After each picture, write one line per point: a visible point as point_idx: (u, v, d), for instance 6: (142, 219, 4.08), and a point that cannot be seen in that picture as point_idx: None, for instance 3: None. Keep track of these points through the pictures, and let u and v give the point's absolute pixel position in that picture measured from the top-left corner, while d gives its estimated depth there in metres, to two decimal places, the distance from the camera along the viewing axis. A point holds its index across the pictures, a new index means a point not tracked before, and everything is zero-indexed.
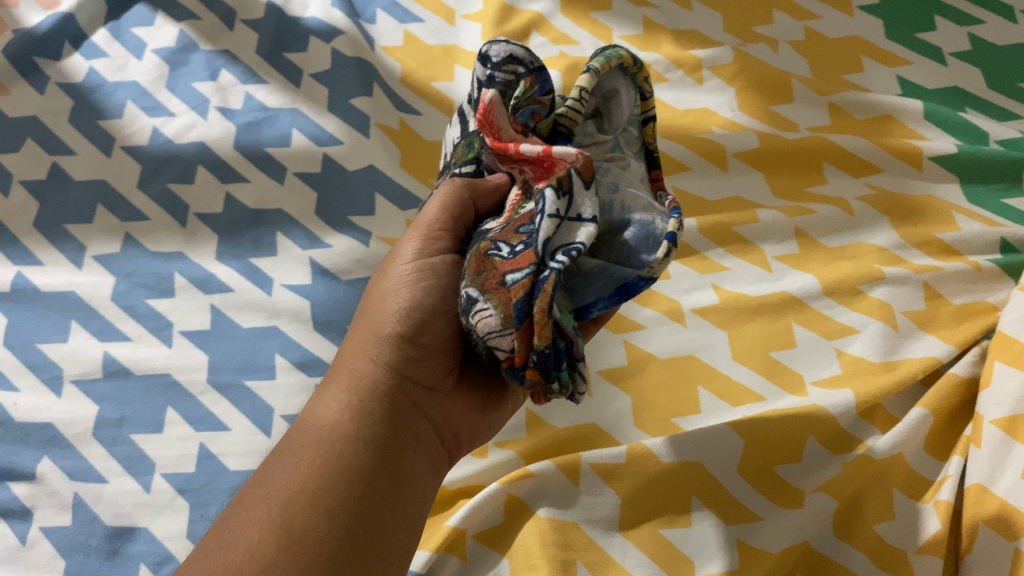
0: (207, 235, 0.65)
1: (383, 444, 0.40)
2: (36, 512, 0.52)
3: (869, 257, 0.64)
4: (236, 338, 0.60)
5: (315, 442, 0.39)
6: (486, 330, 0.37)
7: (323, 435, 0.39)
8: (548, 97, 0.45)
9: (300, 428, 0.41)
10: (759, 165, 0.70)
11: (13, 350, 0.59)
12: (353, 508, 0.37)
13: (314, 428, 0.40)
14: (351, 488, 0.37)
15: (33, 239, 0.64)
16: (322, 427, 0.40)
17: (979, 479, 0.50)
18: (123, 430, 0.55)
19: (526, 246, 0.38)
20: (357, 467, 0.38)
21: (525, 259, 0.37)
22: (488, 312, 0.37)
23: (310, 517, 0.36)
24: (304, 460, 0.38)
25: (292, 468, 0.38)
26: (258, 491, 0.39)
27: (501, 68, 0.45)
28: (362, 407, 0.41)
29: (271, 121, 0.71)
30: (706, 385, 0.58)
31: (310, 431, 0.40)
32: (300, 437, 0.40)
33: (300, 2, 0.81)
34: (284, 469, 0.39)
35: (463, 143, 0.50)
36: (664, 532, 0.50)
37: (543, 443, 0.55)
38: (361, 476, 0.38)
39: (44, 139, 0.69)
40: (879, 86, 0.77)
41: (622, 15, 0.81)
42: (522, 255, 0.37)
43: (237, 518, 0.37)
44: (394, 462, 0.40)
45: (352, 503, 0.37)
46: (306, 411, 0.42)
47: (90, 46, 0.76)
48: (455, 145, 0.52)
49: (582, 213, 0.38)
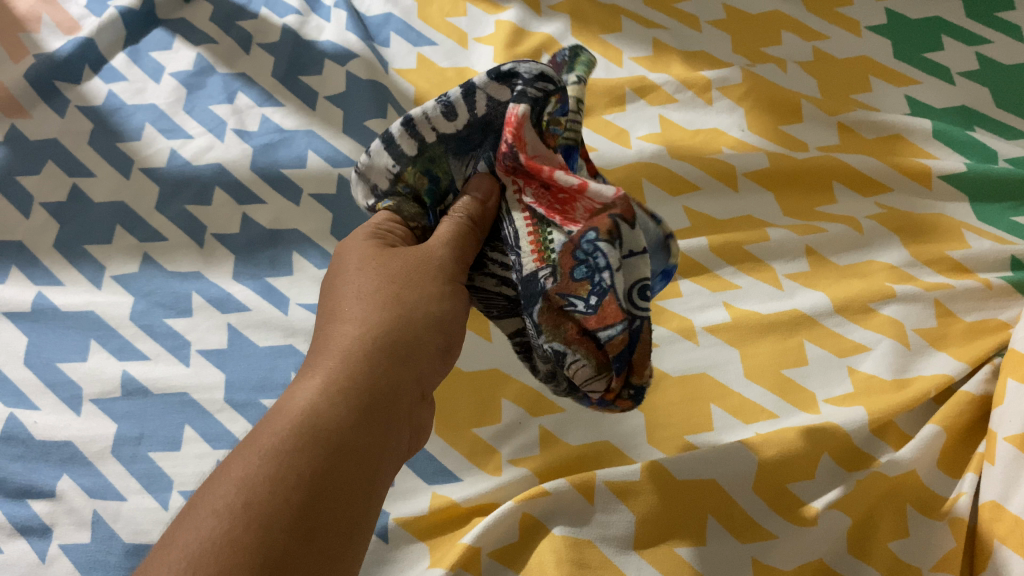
0: (224, 255, 0.66)
1: (372, 449, 0.34)
2: (55, 529, 0.52)
3: (879, 275, 0.64)
4: (253, 357, 0.61)
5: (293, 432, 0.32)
6: (582, 378, 0.41)
7: (319, 420, 0.33)
8: (566, 117, 0.42)
9: (286, 409, 0.34)
10: (769, 185, 0.71)
11: (33, 368, 0.59)
12: (329, 520, 0.31)
13: (290, 407, 0.34)
14: (333, 497, 0.31)
15: (53, 259, 0.65)
16: (300, 412, 0.33)
17: (993, 496, 0.50)
18: (142, 447, 0.56)
19: (598, 296, 0.38)
20: (337, 473, 0.32)
21: (610, 313, 0.38)
22: (581, 364, 0.40)
23: (277, 531, 0.29)
24: (275, 456, 0.31)
25: (263, 463, 0.31)
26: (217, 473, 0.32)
27: (532, 84, 0.41)
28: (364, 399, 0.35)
29: (288, 143, 0.72)
30: (718, 403, 0.58)
31: (284, 410, 0.34)
32: (267, 423, 0.33)
33: (315, 26, 0.82)
34: (250, 449, 0.32)
35: (416, 170, 0.45)
36: (680, 552, 0.50)
37: (558, 460, 0.55)
38: (345, 486, 0.32)
39: (65, 161, 0.70)
40: (887, 106, 0.77)
41: (632, 37, 0.82)
42: (605, 310, 0.38)
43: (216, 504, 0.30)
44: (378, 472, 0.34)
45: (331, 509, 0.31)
46: (293, 392, 0.35)
47: (110, 70, 0.77)
48: (387, 171, 0.45)
49: (636, 247, 0.39)
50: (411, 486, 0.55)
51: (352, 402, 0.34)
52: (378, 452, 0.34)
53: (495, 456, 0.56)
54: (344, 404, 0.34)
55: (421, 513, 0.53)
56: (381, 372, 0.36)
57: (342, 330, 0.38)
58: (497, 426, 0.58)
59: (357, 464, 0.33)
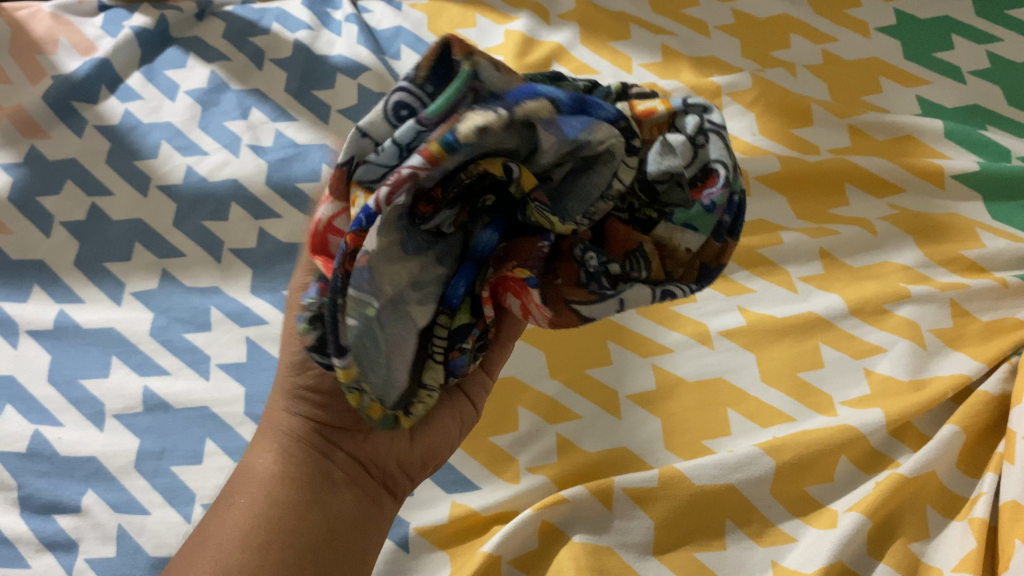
0: (242, 270, 0.67)
1: (305, 481, 0.41)
2: (81, 544, 0.53)
3: (893, 276, 0.64)
4: (272, 370, 0.61)
5: (241, 489, 0.41)
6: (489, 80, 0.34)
7: (253, 484, 0.41)
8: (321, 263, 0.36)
9: (238, 477, 0.43)
10: (781, 188, 0.71)
11: (57, 386, 0.60)
12: (280, 543, 0.39)
13: (241, 477, 0.42)
14: (279, 525, 0.39)
15: (74, 277, 0.66)
16: (247, 479, 0.42)
17: (1014, 496, 0.50)
18: (164, 461, 0.57)
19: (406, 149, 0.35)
20: (273, 514, 0.40)
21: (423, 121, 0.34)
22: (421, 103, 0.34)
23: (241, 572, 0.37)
24: (232, 513, 0.40)
25: (226, 516, 0.40)
26: (199, 532, 0.41)
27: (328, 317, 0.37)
28: (285, 452, 0.42)
29: (302, 157, 0.73)
30: (735, 407, 0.58)
31: (239, 478, 0.42)
32: (231, 486, 0.42)
33: (327, 40, 0.83)
34: (217, 513, 0.41)
35: None
36: (699, 556, 0.51)
37: (576, 467, 0.56)
38: (285, 515, 0.40)
39: (83, 180, 0.71)
40: (897, 107, 0.77)
41: (641, 43, 0.83)
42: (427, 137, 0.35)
43: (195, 547, 0.40)
44: (318, 497, 0.41)
45: (274, 540, 0.39)
46: (246, 461, 0.43)
47: (126, 89, 0.78)
48: None
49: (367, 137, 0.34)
50: (431, 495, 0.55)
51: (281, 454, 0.42)
52: (313, 483, 0.41)
53: (513, 464, 0.56)
54: (275, 457, 0.42)
55: (441, 521, 0.53)
56: (294, 422, 0.43)
57: (274, 400, 0.44)
58: (515, 434, 0.58)
59: (294, 493, 0.41)
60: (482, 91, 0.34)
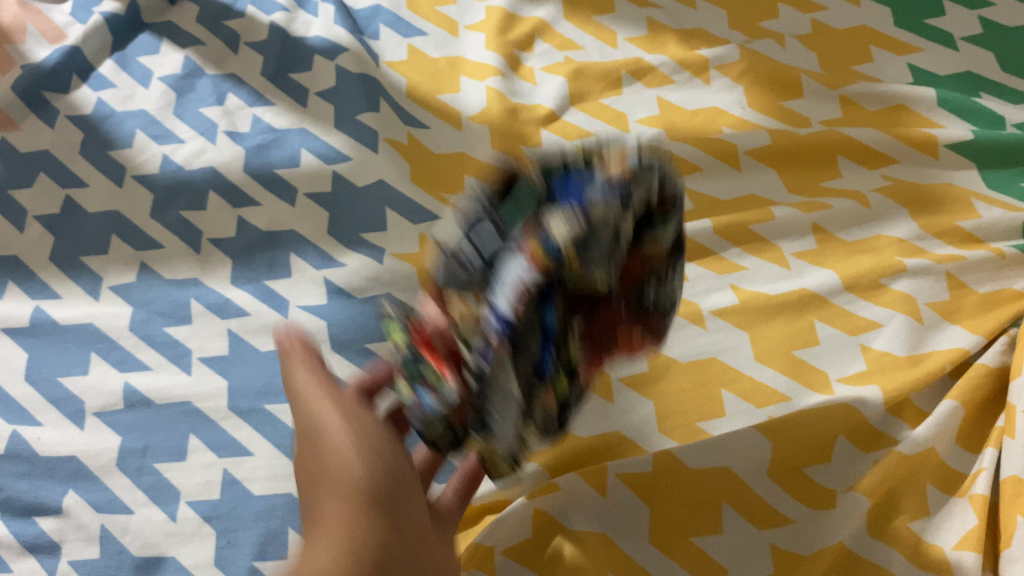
0: (222, 260, 0.65)
1: (391, 489, 0.39)
2: (64, 545, 0.52)
3: (889, 250, 0.63)
4: (257, 363, 0.60)
5: (326, 495, 0.38)
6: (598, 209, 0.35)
7: (345, 482, 0.38)
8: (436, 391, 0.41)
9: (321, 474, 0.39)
10: (772, 162, 0.70)
11: (35, 385, 0.58)
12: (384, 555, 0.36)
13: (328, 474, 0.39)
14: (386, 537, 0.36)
15: (50, 273, 0.64)
16: (337, 475, 0.38)
17: (1014, 471, 0.49)
18: (148, 459, 0.55)
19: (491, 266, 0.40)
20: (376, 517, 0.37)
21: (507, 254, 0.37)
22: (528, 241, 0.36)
23: None
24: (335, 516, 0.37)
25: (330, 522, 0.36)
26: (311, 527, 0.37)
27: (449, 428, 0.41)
28: (376, 456, 0.40)
29: (280, 143, 0.72)
30: (729, 388, 0.57)
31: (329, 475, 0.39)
32: (317, 487, 0.39)
33: (303, 21, 0.81)
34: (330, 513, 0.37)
35: None
36: (696, 542, 0.49)
37: (568, 453, 0.54)
38: (386, 525, 0.37)
39: (56, 172, 0.69)
40: (891, 75, 0.76)
41: (626, 17, 0.82)
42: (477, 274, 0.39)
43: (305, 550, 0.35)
44: (401, 504, 0.39)
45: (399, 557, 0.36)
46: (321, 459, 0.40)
47: (98, 77, 0.76)
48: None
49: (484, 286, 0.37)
50: None
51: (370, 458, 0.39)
52: (395, 491, 0.39)
53: None
54: (364, 459, 0.39)
55: None
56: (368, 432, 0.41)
57: (335, 411, 0.42)
58: None
59: (382, 499, 0.38)
60: (592, 218, 0.35)
